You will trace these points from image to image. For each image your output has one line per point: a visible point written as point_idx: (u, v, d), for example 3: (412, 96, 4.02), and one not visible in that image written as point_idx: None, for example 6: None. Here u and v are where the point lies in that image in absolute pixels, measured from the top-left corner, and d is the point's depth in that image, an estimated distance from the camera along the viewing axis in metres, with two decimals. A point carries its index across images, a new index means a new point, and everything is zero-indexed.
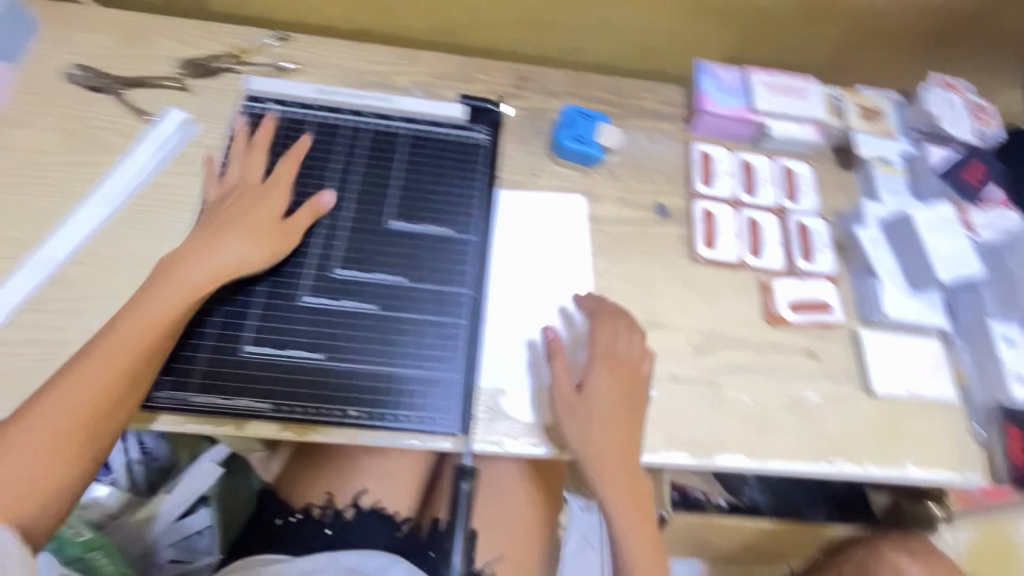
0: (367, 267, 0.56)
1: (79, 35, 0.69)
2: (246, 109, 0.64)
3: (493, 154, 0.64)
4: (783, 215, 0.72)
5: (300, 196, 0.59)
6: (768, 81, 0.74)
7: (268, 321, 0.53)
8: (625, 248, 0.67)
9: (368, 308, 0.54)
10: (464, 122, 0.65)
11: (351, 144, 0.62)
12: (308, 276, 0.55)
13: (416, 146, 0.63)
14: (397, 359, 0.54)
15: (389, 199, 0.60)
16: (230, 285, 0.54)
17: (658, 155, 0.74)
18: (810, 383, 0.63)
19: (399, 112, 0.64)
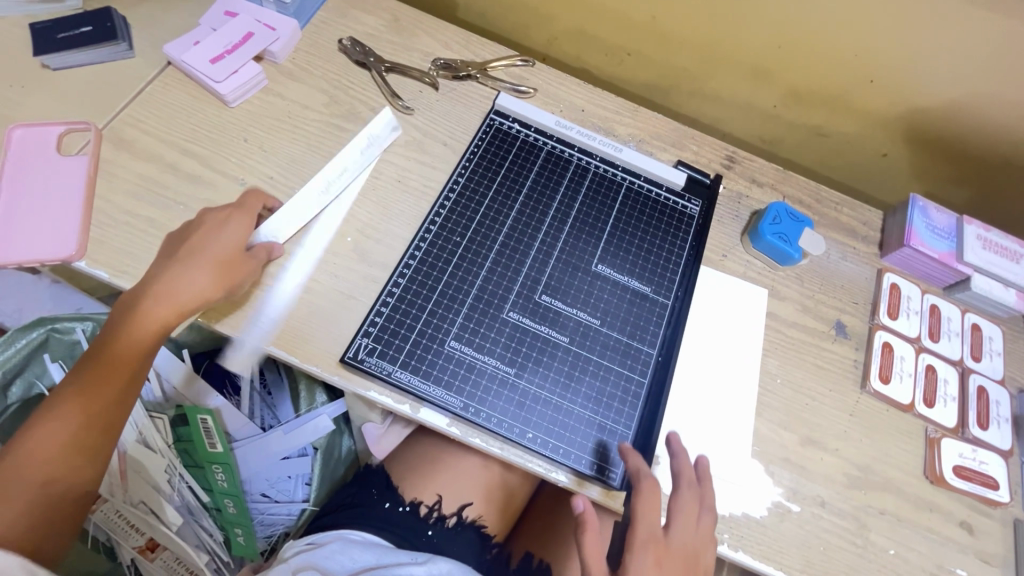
0: (570, 302, 0.59)
1: (356, 12, 0.77)
2: (489, 119, 0.68)
3: (701, 227, 0.66)
4: (965, 372, 0.69)
5: (522, 216, 0.62)
6: (984, 235, 0.72)
7: (471, 324, 0.56)
8: (797, 354, 0.67)
9: (562, 341, 0.57)
10: (680, 189, 0.67)
11: (575, 180, 0.65)
12: (517, 295, 0.58)
13: (633, 200, 0.66)
14: (579, 398, 0.55)
15: (600, 243, 0.62)
16: (447, 280, 0.58)
17: (846, 273, 0.73)
18: (960, 557, 0.60)
19: (623, 162, 0.67)
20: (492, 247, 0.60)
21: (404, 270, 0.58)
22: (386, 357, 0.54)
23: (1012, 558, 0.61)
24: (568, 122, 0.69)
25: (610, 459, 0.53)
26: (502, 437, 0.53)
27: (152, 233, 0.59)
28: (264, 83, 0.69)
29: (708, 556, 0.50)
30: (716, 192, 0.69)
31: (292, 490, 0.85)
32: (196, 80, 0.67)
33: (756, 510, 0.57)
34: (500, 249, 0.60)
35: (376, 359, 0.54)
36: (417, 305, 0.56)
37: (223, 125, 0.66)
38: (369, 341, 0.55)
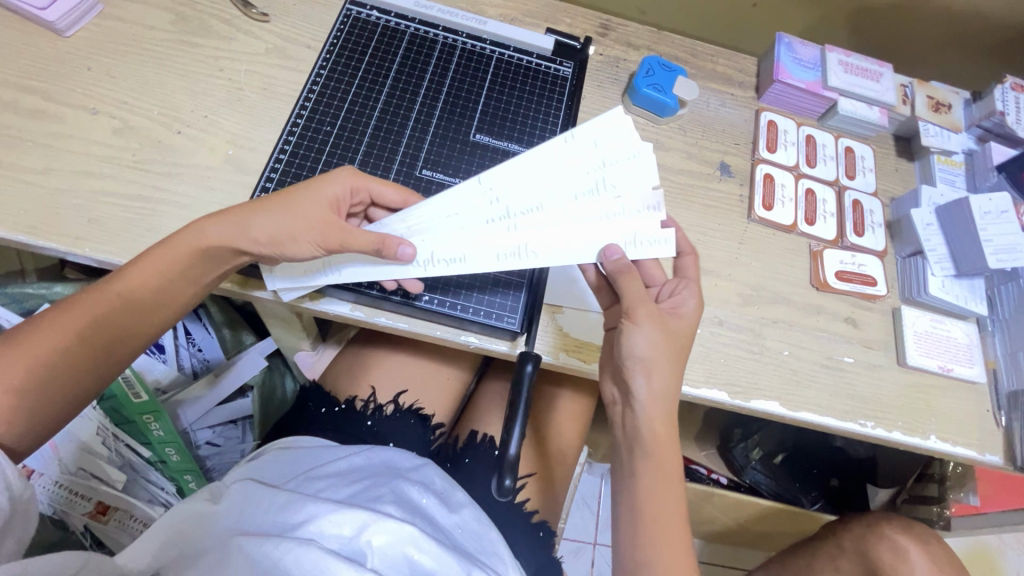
0: (451, 173, 0.59)
1: None
2: (347, 10, 0.66)
3: (575, 86, 0.67)
4: (841, 190, 0.74)
5: (393, 99, 0.62)
6: (844, 60, 0.76)
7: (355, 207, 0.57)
8: (686, 197, 0.70)
9: None
10: (551, 54, 0.68)
11: (443, 58, 0.65)
12: (398, 174, 0.58)
13: (504, 69, 0.66)
14: None
15: (475, 115, 0.63)
16: (322, 169, 0.58)
17: (726, 118, 0.76)
18: (846, 347, 0.66)
19: (490, 34, 0.67)
20: (364, 134, 0.60)
21: (277, 168, 0.57)
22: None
23: (894, 341, 0.67)
24: (429, 2, 0.68)
25: (509, 308, 0.56)
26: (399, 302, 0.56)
27: (3, 173, 0.56)
28: (100, 8, 0.65)
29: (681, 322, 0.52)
30: (588, 54, 0.70)
31: (240, 435, 0.88)
32: (22, 13, 0.62)
33: None
34: (373, 133, 0.60)
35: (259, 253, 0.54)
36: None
37: (64, 57, 0.62)
38: None
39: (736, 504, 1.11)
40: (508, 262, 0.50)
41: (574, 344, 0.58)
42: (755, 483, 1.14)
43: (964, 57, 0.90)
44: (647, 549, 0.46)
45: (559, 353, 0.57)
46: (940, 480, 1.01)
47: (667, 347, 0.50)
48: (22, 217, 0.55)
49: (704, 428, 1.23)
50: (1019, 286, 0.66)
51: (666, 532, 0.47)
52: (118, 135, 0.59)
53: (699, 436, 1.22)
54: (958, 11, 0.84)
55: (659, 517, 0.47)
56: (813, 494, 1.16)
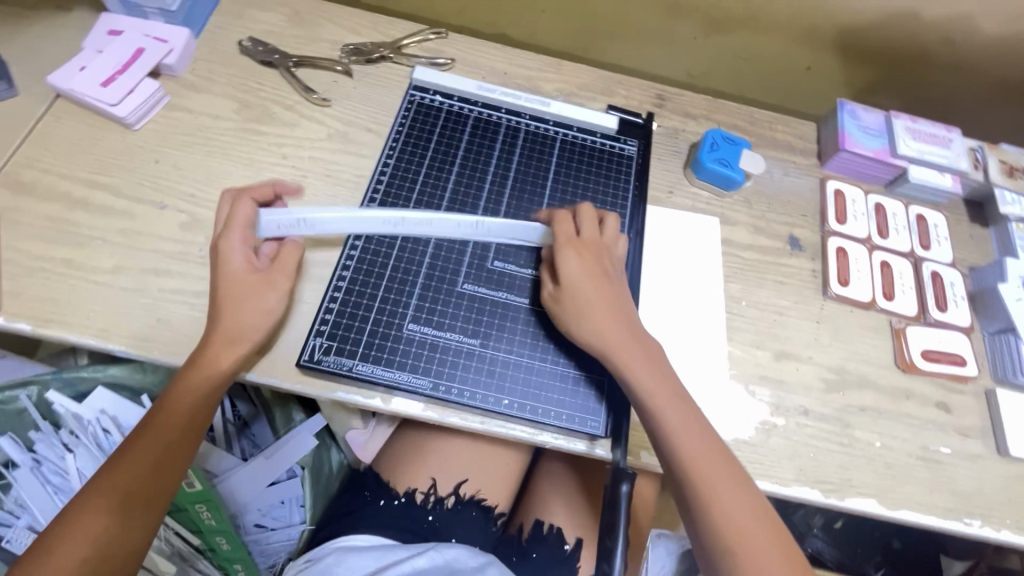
0: (523, 263, 0.58)
1: (253, 13, 0.73)
2: (410, 95, 0.66)
3: (641, 166, 0.66)
4: (917, 262, 0.71)
5: (461, 184, 0.61)
6: (911, 127, 0.74)
7: (427, 302, 0.54)
8: (757, 274, 0.67)
9: (522, 303, 0.56)
10: (615, 133, 0.67)
11: (508, 140, 0.64)
12: (471, 265, 0.57)
13: (569, 150, 0.65)
14: (548, 356, 0.54)
15: (543, 202, 0.62)
16: (393, 261, 0.56)
17: (792, 188, 0.74)
18: (941, 436, 0.61)
19: (554, 115, 0.66)
20: None
21: (347, 262, 0.55)
22: (345, 352, 0.51)
23: (991, 427, 0.63)
24: (490, 84, 0.67)
25: (590, 409, 0.53)
26: (480, 406, 0.52)
27: (73, 274, 0.55)
28: (166, 99, 0.65)
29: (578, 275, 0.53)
30: (651, 128, 0.69)
31: (288, 515, 0.82)
32: (93, 108, 0.63)
33: (744, 434, 0.58)
34: None
35: (335, 356, 0.51)
36: (366, 294, 0.54)
37: (131, 150, 0.62)
38: (323, 341, 0.52)
39: None
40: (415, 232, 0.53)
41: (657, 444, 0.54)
42: (818, 553, 1.07)
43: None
44: (706, 540, 0.48)
45: (643, 454, 0.54)
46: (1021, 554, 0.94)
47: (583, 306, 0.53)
48: (92, 320, 0.54)
49: None
50: None
51: (735, 528, 0.47)
52: (186, 229, 0.59)
53: None
54: (1020, 71, 0.82)
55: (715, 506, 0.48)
56: (877, 562, 1.09)
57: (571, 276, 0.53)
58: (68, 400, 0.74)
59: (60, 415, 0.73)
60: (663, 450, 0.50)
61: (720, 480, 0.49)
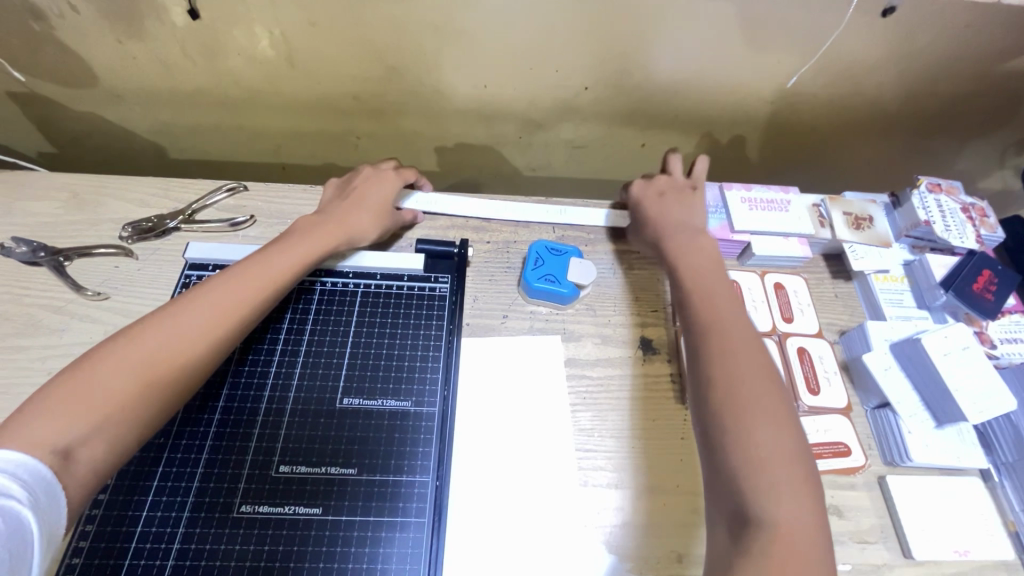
0: (317, 461, 0.52)
1: (25, 205, 0.67)
2: (185, 276, 0.62)
3: (454, 306, 0.64)
4: (782, 339, 0.65)
5: (241, 373, 0.56)
6: (745, 196, 0.71)
7: (197, 538, 0.48)
8: (608, 394, 0.60)
9: (315, 514, 0.50)
10: (423, 272, 0.65)
11: (298, 306, 0.60)
12: (251, 480, 0.51)
13: (370, 302, 0.62)
14: (347, 575, 0.48)
15: (341, 376, 0.57)
16: (156, 496, 0.49)
17: (638, 282, 0.69)
18: (837, 549, 0.54)
19: (350, 268, 0.64)
20: (208, 431, 0.52)
21: (94, 511, 0.48)
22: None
23: (891, 525, 0.55)
24: None
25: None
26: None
27: None
28: None
29: (715, 290, 0.57)
30: (468, 255, 0.68)
31: None
32: None
33: None
34: (219, 426, 0.53)
35: None
36: (120, 548, 0.47)
37: None
38: None
39: None
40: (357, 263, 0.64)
41: None
42: None
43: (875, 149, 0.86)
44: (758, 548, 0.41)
45: None
46: None
47: (727, 312, 0.55)
48: None
49: None
50: (1011, 423, 0.58)
51: (782, 522, 0.42)
52: None
53: None
54: (855, 115, 0.81)
55: (767, 508, 0.42)
56: None
57: (699, 287, 0.58)
58: None
59: None
60: (718, 436, 0.47)
61: (784, 497, 0.43)
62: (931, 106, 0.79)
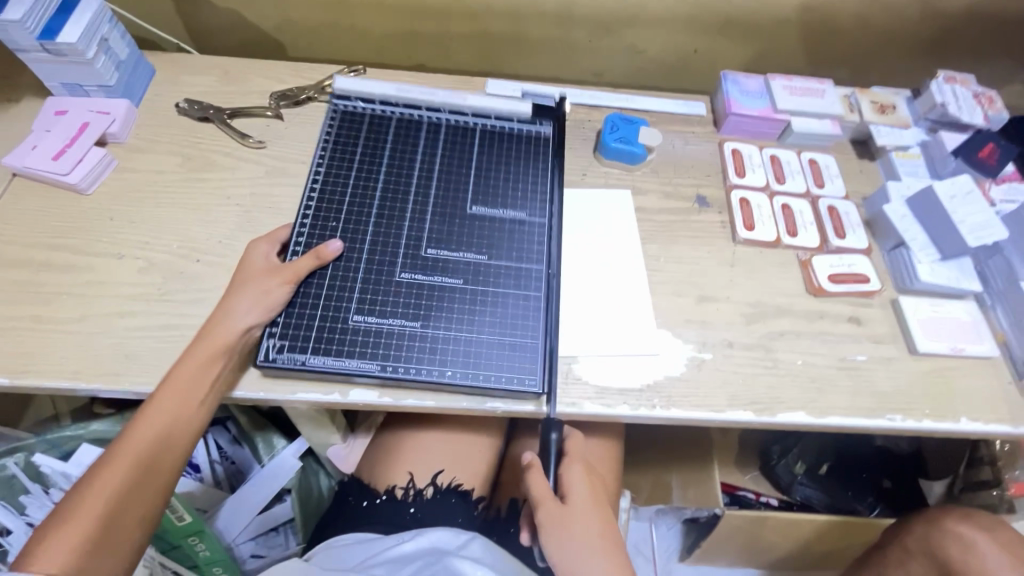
0: (455, 248, 0.65)
1: (186, 78, 0.81)
2: (334, 105, 0.75)
3: (556, 140, 0.76)
4: (814, 200, 0.79)
5: (388, 186, 0.69)
6: (787, 85, 0.83)
7: (371, 290, 0.61)
8: (670, 233, 0.74)
9: (458, 283, 0.63)
10: (529, 118, 0.77)
11: (428, 138, 0.74)
12: (409, 258, 0.64)
13: (488, 135, 0.75)
14: (485, 327, 0.61)
15: (468, 192, 0.70)
16: (333, 265, 0.62)
17: (693, 154, 0.82)
18: (856, 346, 0.67)
19: (470, 108, 0.76)
20: (368, 222, 0.66)
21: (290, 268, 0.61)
22: (297, 349, 0.58)
23: (900, 332, 0.69)
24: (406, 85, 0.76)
25: (530, 370, 0.60)
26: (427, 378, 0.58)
27: (42, 327, 0.60)
28: (115, 163, 0.72)
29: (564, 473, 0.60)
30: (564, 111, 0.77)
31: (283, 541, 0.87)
32: (46, 181, 0.69)
33: (675, 370, 0.63)
34: (376, 219, 0.66)
35: (287, 353, 0.57)
36: (311, 293, 0.60)
37: (86, 212, 0.68)
38: (276, 340, 0.58)
39: (794, 524, 1.08)
40: (458, 105, 0.76)
41: (596, 391, 0.61)
42: (807, 499, 1.12)
43: (899, 61, 0.98)
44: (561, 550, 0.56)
45: (583, 403, 0.60)
46: (991, 463, 0.97)
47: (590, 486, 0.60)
48: (65, 364, 0.58)
49: (742, 449, 1.20)
50: (1005, 258, 0.71)
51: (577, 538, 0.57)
52: (143, 273, 0.64)
53: (739, 459, 1.19)
54: (882, 26, 0.92)
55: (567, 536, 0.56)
56: (869, 501, 1.13)
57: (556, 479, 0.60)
58: (54, 460, 0.77)
59: (49, 476, 0.76)
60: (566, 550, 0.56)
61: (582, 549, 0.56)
62: (948, 17, 0.91)
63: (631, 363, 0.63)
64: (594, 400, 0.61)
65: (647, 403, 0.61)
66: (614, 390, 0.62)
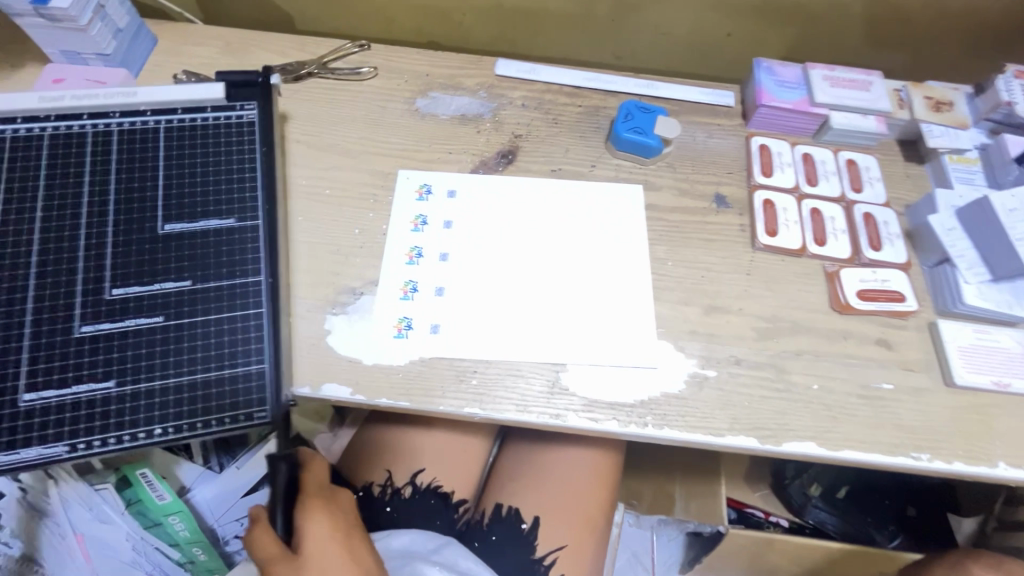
0: (145, 281, 0.58)
1: (188, 48, 0.79)
2: None
3: (262, 125, 0.67)
4: (850, 205, 0.71)
5: (94, 219, 0.60)
6: (828, 75, 0.74)
7: (38, 341, 0.55)
8: (683, 234, 0.68)
9: (155, 321, 0.57)
10: (223, 100, 0.67)
11: (99, 151, 0.63)
12: (84, 296, 0.57)
13: (175, 138, 0.65)
14: (195, 369, 0.55)
15: (162, 208, 0.62)
16: (28, 337, 0.55)
17: (717, 148, 0.75)
18: (883, 373, 0.60)
19: (114, 104, 0.65)
20: (63, 259, 0.58)
21: None
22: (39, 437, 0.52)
23: (936, 360, 0.61)
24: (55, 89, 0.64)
25: (257, 401, 0.55)
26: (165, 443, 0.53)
27: None
28: None
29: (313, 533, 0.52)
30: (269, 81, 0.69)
31: None
32: None
33: (674, 387, 0.58)
34: (80, 276, 0.58)
35: None
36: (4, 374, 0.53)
37: None
38: None
39: (803, 550, 1.01)
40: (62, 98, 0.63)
41: (584, 404, 0.57)
42: (820, 523, 1.04)
43: (961, 52, 0.87)
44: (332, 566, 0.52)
45: (568, 415, 0.56)
46: None
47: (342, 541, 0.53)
48: None
49: (754, 465, 1.14)
50: None
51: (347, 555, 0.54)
52: None
53: (749, 474, 1.13)
54: (945, 11, 0.82)
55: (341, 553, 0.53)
56: (890, 530, 1.04)
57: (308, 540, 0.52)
58: None
59: None
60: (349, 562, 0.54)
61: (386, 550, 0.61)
62: None
63: (624, 377, 0.58)
64: (579, 413, 0.56)
65: (639, 420, 0.56)
66: (604, 404, 0.57)
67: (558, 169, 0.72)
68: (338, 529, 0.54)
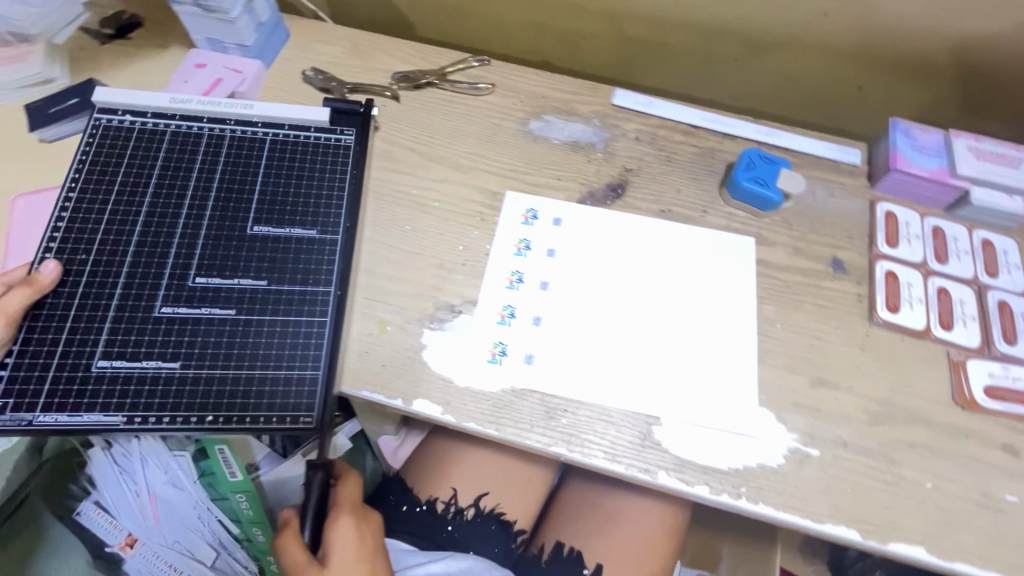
0: (225, 274, 0.61)
1: (316, 45, 0.81)
2: (96, 119, 0.68)
3: (359, 150, 0.69)
4: (982, 290, 0.65)
5: (194, 209, 0.64)
6: (974, 146, 0.69)
7: (123, 319, 0.58)
8: (794, 297, 0.64)
9: (227, 314, 0.59)
10: (329, 125, 0.70)
11: (212, 151, 0.68)
12: (171, 283, 0.60)
13: (281, 148, 0.69)
14: (256, 366, 0.57)
15: (251, 208, 0.65)
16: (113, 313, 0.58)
17: (838, 209, 0.71)
18: (1007, 483, 0.55)
19: (233, 115, 0.70)
20: (160, 243, 0.62)
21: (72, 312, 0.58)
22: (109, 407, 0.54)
23: None
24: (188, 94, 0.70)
25: (305, 406, 0.56)
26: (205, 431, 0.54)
27: None
28: None
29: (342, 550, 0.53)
30: (371, 114, 0.72)
31: None
32: None
33: (773, 461, 0.55)
34: (172, 260, 0.61)
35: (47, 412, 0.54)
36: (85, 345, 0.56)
37: None
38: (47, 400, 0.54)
39: None
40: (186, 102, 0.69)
41: (675, 463, 0.54)
42: None
43: None
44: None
45: (658, 472, 0.54)
46: None
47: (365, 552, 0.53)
48: None
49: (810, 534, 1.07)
50: None
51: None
52: None
53: (804, 544, 1.07)
54: None
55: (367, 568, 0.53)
56: None
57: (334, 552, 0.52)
58: None
59: None
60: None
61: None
62: None
63: (720, 441, 0.55)
64: (669, 471, 0.54)
65: (732, 489, 0.53)
66: (697, 466, 0.54)
67: (667, 210, 0.70)
68: (364, 549, 0.53)
